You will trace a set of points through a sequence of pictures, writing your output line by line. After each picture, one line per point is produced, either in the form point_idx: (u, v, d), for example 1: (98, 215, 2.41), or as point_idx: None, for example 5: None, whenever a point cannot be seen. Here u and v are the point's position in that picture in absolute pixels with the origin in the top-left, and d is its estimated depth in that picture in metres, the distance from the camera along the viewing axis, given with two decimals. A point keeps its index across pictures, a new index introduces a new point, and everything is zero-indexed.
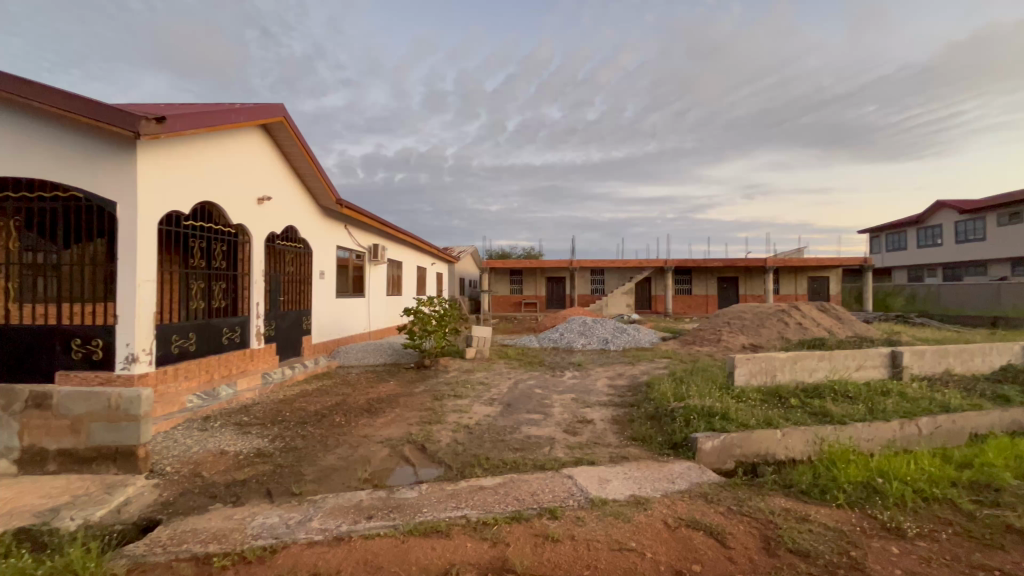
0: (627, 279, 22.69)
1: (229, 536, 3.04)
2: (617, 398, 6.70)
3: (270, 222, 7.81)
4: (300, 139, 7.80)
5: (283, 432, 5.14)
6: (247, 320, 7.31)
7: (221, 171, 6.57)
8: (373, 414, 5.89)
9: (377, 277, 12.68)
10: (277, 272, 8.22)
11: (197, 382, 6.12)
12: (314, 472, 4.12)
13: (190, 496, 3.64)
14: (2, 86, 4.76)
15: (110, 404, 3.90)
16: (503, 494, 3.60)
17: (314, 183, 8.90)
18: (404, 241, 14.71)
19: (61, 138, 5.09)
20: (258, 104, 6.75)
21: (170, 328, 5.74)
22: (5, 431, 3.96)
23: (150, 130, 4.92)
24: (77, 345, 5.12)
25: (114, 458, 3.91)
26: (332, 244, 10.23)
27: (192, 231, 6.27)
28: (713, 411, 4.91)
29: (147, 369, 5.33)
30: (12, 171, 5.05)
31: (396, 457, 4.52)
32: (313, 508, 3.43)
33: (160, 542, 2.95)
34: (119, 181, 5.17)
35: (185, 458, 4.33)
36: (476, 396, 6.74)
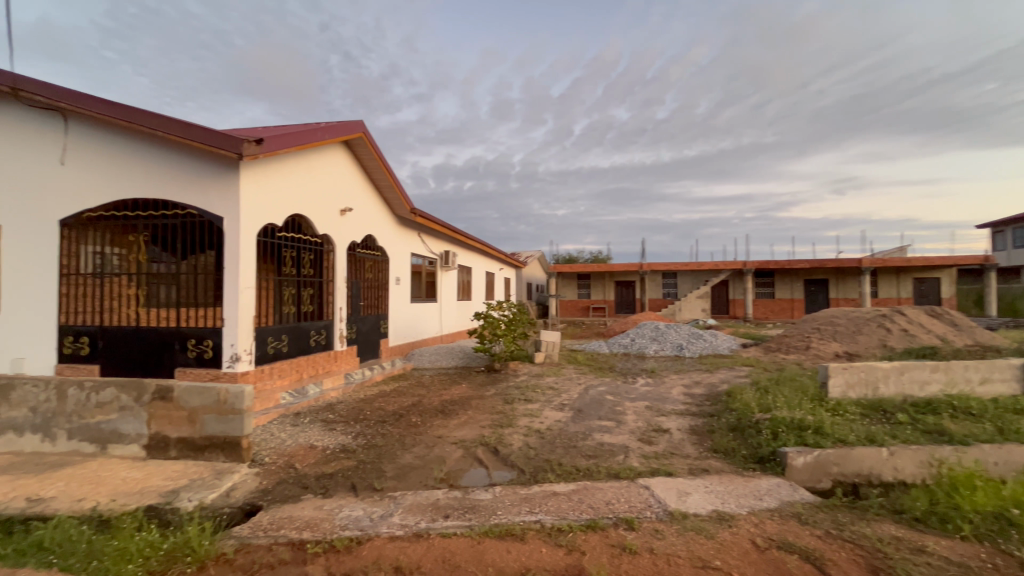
0: (702, 282, 21.62)
1: (320, 525, 3.26)
2: (694, 407, 6.37)
3: (352, 232, 8.33)
4: (378, 152, 8.24)
5: (364, 430, 5.44)
6: (331, 324, 7.82)
7: (310, 185, 7.11)
8: (447, 415, 6.07)
9: (448, 282, 13.11)
10: (358, 279, 8.73)
11: (289, 380, 6.64)
12: (393, 469, 4.32)
13: (285, 486, 3.95)
14: (135, 119, 5.50)
15: (220, 398, 4.32)
16: (577, 502, 3.54)
17: (391, 194, 9.38)
18: (473, 248, 15.09)
19: (180, 162, 5.81)
20: (341, 121, 7.23)
21: (267, 331, 6.29)
22: (136, 419, 4.43)
23: (250, 151, 5.45)
24: (192, 345, 5.81)
25: (222, 447, 4.35)
26: (407, 251, 10.71)
27: (285, 241, 6.84)
28: (804, 424, 4.53)
29: (247, 368, 5.88)
30: (145, 193, 5.89)
31: (470, 459, 4.60)
32: (394, 504, 3.59)
33: (261, 526, 3.23)
34: (225, 198, 5.75)
35: (280, 450, 4.72)
36: (546, 401, 6.72)
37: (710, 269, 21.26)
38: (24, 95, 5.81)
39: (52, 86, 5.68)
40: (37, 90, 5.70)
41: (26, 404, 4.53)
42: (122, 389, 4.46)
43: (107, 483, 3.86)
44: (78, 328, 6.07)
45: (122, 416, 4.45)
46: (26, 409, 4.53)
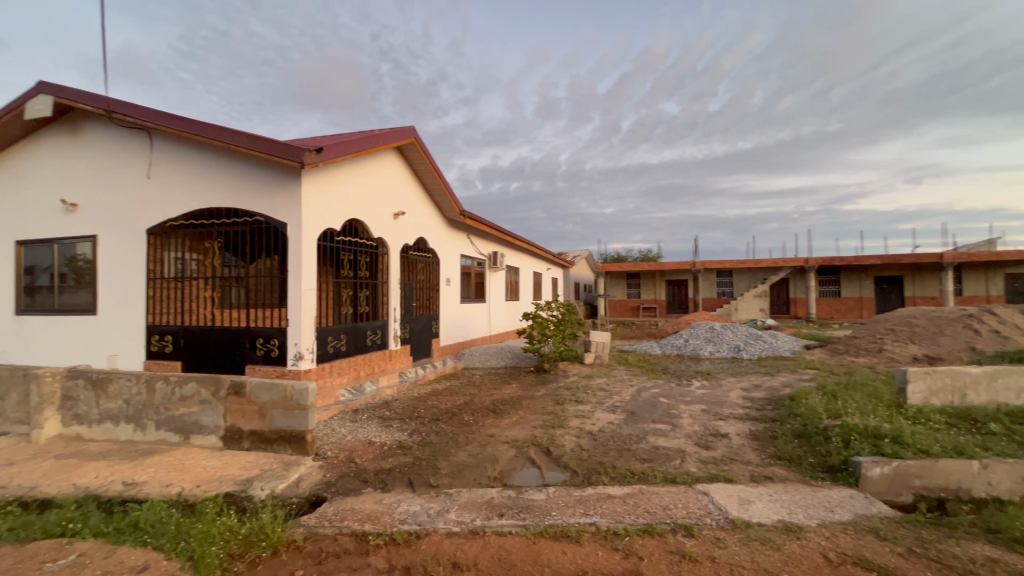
0: (760, 281, 20.61)
1: (381, 518, 3.38)
2: (755, 412, 6.08)
3: (404, 235, 8.58)
4: (428, 157, 8.44)
5: (419, 427, 5.60)
6: (386, 324, 8.10)
7: (366, 190, 7.40)
8: (498, 415, 6.13)
9: (496, 282, 13.23)
10: (411, 280, 8.99)
11: (348, 378, 6.93)
12: (448, 466, 4.42)
13: (347, 479, 4.14)
14: (210, 134, 5.93)
15: (286, 394, 4.59)
16: (633, 505, 3.48)
17: (441, 197, 9.58)
18: (521, 248, 15.15)
19: (250, 173, 6.23)
20: (394, 128, 7.46)
21: (327, 330, 6.61)
22: (214, 411, 4.78)
23: (311, 160, 5.74)
24: (261, 344, 6.21)
25: (289, 441, 4.61)
26: (457, 252, 10.92)
27: (344, 245, 7.15)
28: (880, 433, 4.23)
29: (310, 366, 6.20)
30: (219, 202, 6.36)
31: (523, 459, 4.63)
32: (450, 500, 3.67)
33: (327, 517, 3.40)
34: (289, 205, 6.10)
35: (342, 445, 4.95)
36: (597, 403, 6.63)
37: (768, 266, 20.24)
38: (116, 116, 6.42)
39: (140, 107, 6.24)
40: (127, 111, 6.28)
41: (121, 396, 4.99)
42: (202, 384, 4.82)
43: (190, 470, 4.20)
44: (162, 327, 6.62)
45: (202, 409, 4.82)
46: (120, 401, 4.99)
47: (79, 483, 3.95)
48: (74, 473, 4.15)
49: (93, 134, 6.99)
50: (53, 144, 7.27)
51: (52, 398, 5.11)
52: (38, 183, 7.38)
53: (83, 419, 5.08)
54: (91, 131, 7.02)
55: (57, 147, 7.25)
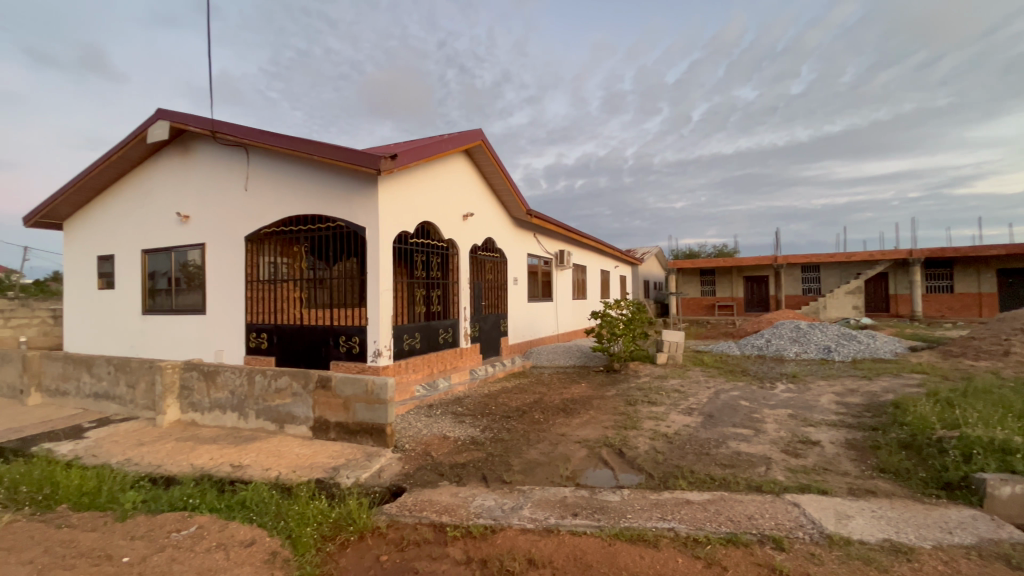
0: (853, 276, 18.83)
1: (457, 511, 3.49)
2: (851, 418, 5.56)
3: (473, 235, 8.77)
4: (496, 158, 8.57)
5: (491, 424, 5.70)
6: (457, 322, 8.32)
7: (436, 194, 7.65)
8: (568, 414, 6.09)
9: (563, 281, 13.15)
10: (480, 280, 9.17)
11: (422, 374, 7.21)
12: (520, 463, 4.46)
13: (424, 471, 4.31)
14: (297, 147, 6.42)
15: (368, 389, 4.86)
16: (714, 512, 3.31)
17: (508, 198, 9.68)
18: (587, 246, 14.94)
19: (333, 181, 6.67)
20: (462, 132, 7.66)
21: (403, 329, 6.93)
22: (304, 403, 5.17)
23: (387, 166, 6.03)
24: (343, 341, 6.65)
25: (370, 433, 4.88)
26: (524, 251, 10.99)
27: (417, 247, 7.44)
28: (1009, 447, 3.71)
29: (388, 362, 6.54)
30: (305, 210, 6.87)
31: (595, 459, 4.56)
32: (523, 497, 3.70)
33: (407, 507, 3.56)
34: (367, 210, 6.46)
35: (418, 438, 5.16)
36: (672, 404, 6.39)
37: (863, 260, 18.43)
38: (219, 136, 7.14)
39: (239, 126, 6.89)
40: (228, 131, 6.96)
41: (226, 387, 5.55)
42: (294, 377, 5.23)
43: (286, 457, 4.57)
44: (258, 325, 7.26)
45: (294, 400, 5.23)
46: (227, 391, 5.54)
47: (195, 463, 4.44)
48: (191, 455, 4.68)
49: (201, 153, 7.83)
50: (168, 163, 8.23)
51: (173, 387, 5.79)
52: (157, 199, 8.39)
53: (197, 407, 5.71)
54: (199, 151, 7.87)
55: (172, 166, 8.19)
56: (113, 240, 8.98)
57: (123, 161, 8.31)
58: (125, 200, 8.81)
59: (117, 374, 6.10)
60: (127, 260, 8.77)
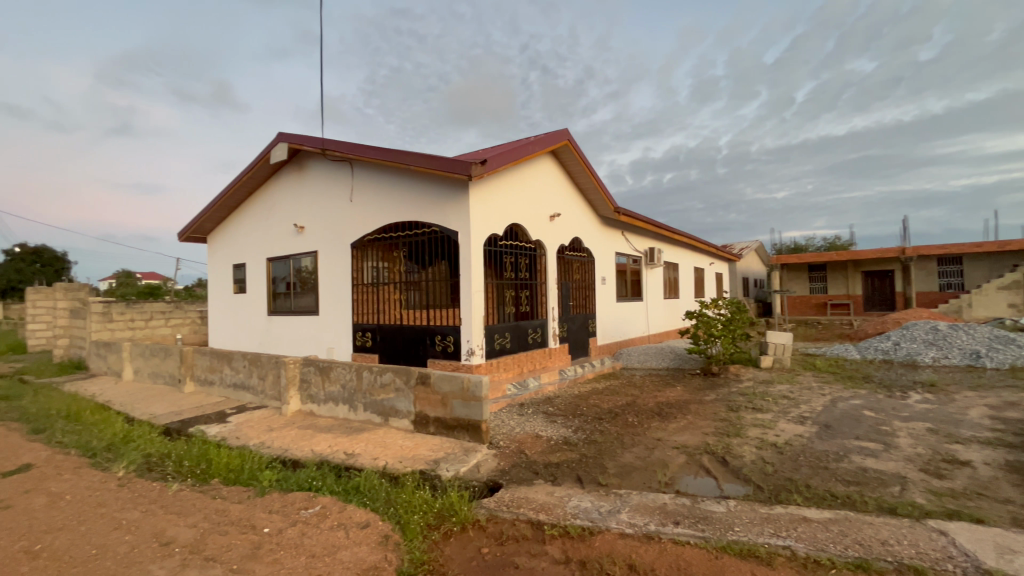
0: (1007, 269, 16.18)
1: (554, 510, 3.51)
2: (1012, 436, 4.72)
3: (560, 236, 8.77)
4: (583, 157, 8.49)
5: (583, 425, 5.66)
6: (545, 322, 8.37)
7: (524, 196, 7.77)
8: (664, 418, 5.85)
9: (654, 280, 12.67)
10: (568, 280, 9.14)
11: (513, 373, 7.35)
12: (615, 466, 4.38)
13: (519, 469, 4.39)
14: (395, 158, 6.86)
15: (464, 386, 5.07)
16: (838, 534, 2.99)
17: (595, 197, 9.55)
18: (679, 242, 14.23)
19: (429, 189, 7.05)
20: (549, 133, 7.69)
21: (494, 329, 7.13)
22: (406, 398, 5.51)
23: (477, 172, 6.25)
24: (439, 340, 7.01)
25: (467, 429, 5.07)
26: (612, 250, 10.76)
27: (506, 249, 7.61)
28: None
29: (480, 361, 6.76)
30: (403, 217, 7.33)
31: (695, 466, 4.34)
32: (620, 501, 3.63)
33: (505, 502, 3.65)
34: (459, 214, 6.73)
35: (512, 436, 5.28)
36: (781, 412, 5.87)
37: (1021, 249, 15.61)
38: (329, 153, 7.85)
39: (345, 143, 7.53)
40: (336, 148, 7.64)
41: (339, 381, 6.09)
42: (397, 373, 5.60)
43: (391, 448, 4.92)
44: (363, 325, 7.89)
45: (397, 395, 5.59)
46: (339, 385, 6.07)
47: (316, 449, 4.94)
48: (311, 441, 5.21)
49: (314, 170, 8.68)
50: (287, 181, 9.22)
51: (295, 380, 6.48)
52: (278, 213, 9.44)
53: (314, 399, 6.33)
54: (312, 168, 8.73)
55: (290, 183, 9.17)
56: (244, 249, 10.26)
57: (251, 181, 9.47)
58: (253, 215, 10.03)
59: (250, 367, 6.97)
60: (256, 267, 9.97)
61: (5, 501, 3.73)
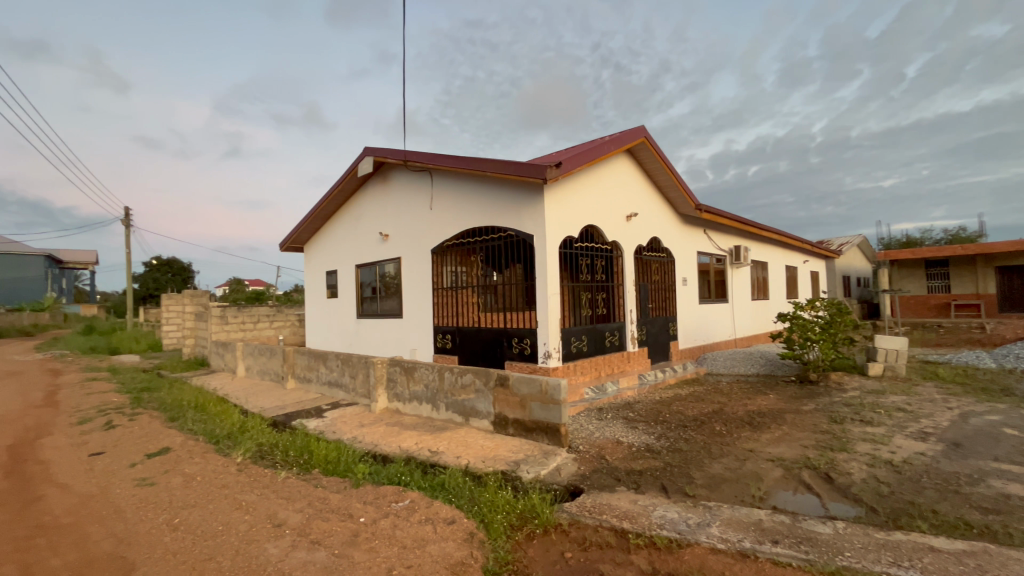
0: None
1: (639, 519, 3.41)
2: None
3: (638, 236, 8.52)
4: (660, 154, 8.19)
5: (667, 432, 5.45)
6: (623, 325, 8.17)
7: (600, 197, 7.65)
8: (756, 428, 5.46)
9: (740, 280, 11.90)
10: (646, 281, 8.84)
11: (591, 377, 7.25)
12: (703, 477, 4.16)
13: (600, 475, 4.32)
14: (473, 166, 7.06)
15: (542, 389, 5.08)
16: (975, 569, 2.62)
17: (674, 194, 9.18)
18: (768, 239, 13.23)
19: (505, 194, 7.19)
20: (625, 132, 7.51)
21: (571, 332, 7.09)
22: (485, 399, 5.63)
23: (552, 175, 6.26)
24: (516, 343, 7.10)
25: (546, 432, 5.08)
26: (694, 250, 10.26)
27: (582, 250, 7.53)
28: None
29: (557, 364, 6.75)
30: (480, 222, 7.52)
31: (793, 481, 4.00)
32: (710, 514, 3.44)
33: (587, 508, 3.61)
34: (535, 218, 6.78)
35: (592, 441, 5.21)
36: (896, 426, 5.24)
37: None
38: (410, 164, 8.26)
39: (425, 154, 7.88)
40: (417, 159, 8.02)
41: (422, 381, 6.37)
42: (477, 375, 5.74)
43: (473, 447, 5.05)
44: (443, 328, 8.19)
45: (477, 396, 5.73)
46: (423, 385, 6.35)
47: (403, 446, 5.20)
48: (399, 438, 5.50)
49: (397, 180, 9.18)
50: (373, 192, 9.84)
51: (382, 379, 6.87)
52: (365, 222, 10.09)
53: (400, 397, 6.68)
54: (395, 178, 9.24)
55: (375, 194, 9.77)
56: (336, 257, 11.09)
57: (341, 194, 10.23)
58: (343, 225, 10.82)
59: (343, 367, 7.51)
60: (346, 273, 10.73)
61: (151, 478, 4.34)
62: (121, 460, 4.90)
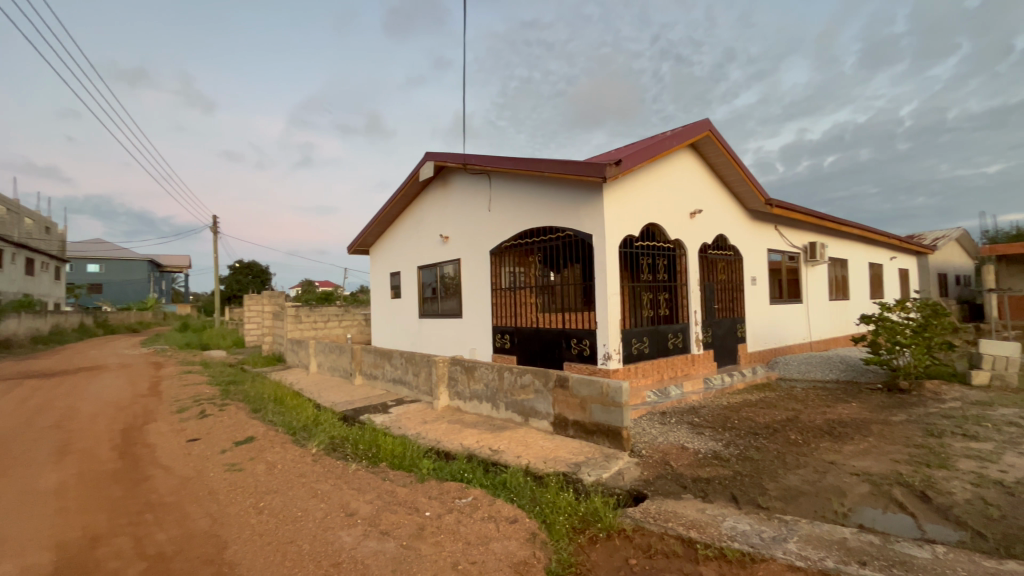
0: None
1: (707, 529, 3.27)
2: None
3: (702, 234, 8.17)
4: (727, 148, 7.81)
5: (735, 440, 5.18)
6: (687, 327, 7.86)
7: (662, 194, 7.43)
8: (837, 439, 5.07)
9: (816, 279, 11.09)
10: (712, 281, 8.46)
11: (652, 380, 7.04)
12: (777, 488, 3.92)
13: (665, 481, 4.18)
14: (531, 166, 7.09)
15: (603, 391, 5.00)
16: None
17: (742, 189, 8.72)
18: (849, 234, 12.23)
19: (563, 194, 7.16)
20: (688, 126, 7.24)
21: (631, 333, 6.93)
22: (545, 400, 5.63)
23: (612, 173, 6.14)
24: (575, 343, 7.05)
25: (607, 435, 5.00)
26: (764, 247, 9.69)
27: (643, 250, 7.33)
28: None
29: (617, 366, 6.62)
30: (539, 222, 7.53)
31: (882, 498, 3.67)
32: (787, 529, 3.23)
33: (651, 514, 3.51)
34: (594, 217, 6.70)
35: (655, 445, 5.06)
36: (1007, 443, 4.66)
37: None
38: (470, 167, 8.44)
39: (484, 156, 8.01)
40: (476, 162, 8.17)
41: (482, 380, 6.48)
42: (537, 376, 5.76)
43: (533, 447, 5.06)
44: (502, 328, 8.27)
45: (537, 397, 5.74)
46: (483, 384, 6.46)
47: (465, 443, 5.31)
48: (460, 436, 5.62)
49: (457, 183, 9.40)
50: (434, 196, 10.13)
51: (444, 377, 7.06)
52: (427, 225, 10.41)
53: (461, 396, 6.82)
54: (455, 181, 9.47)
55: (436, 197, 10.05)
56: (399, 259, 11.54)
57: (404, 198, 10.63)
58: (406, 228, 11.23)
59: (406, 365, 7.79)
60: (409, 275, 11.13)
61: (238, 464, 4.74)
62: (213, 446, 5.38)
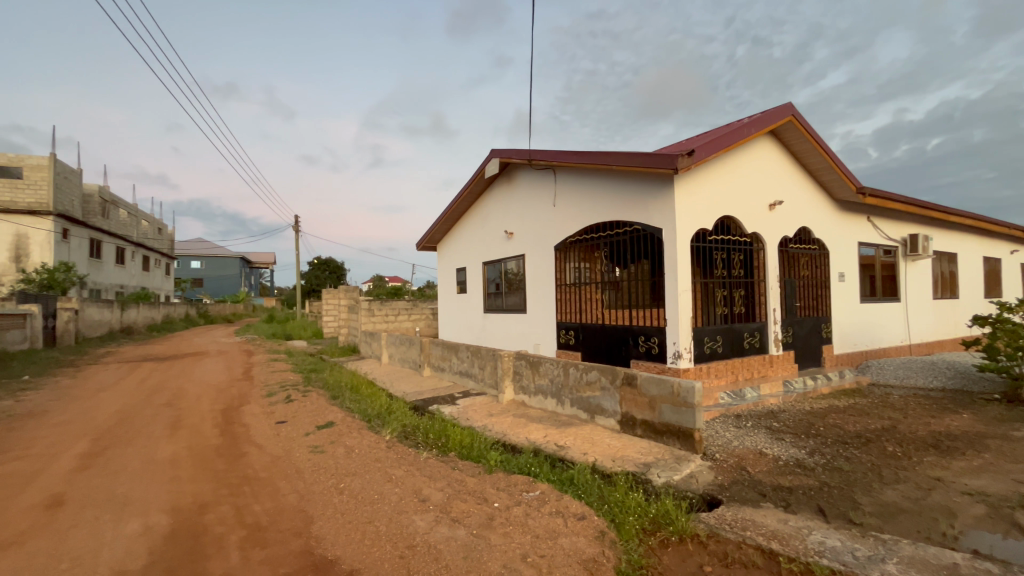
0: None
1: (790, 541, 3.07)
2: None
3: (783, 226, 7.63)
4: (812, 134, 7.22)
5: (821, 448, 4.80)
6: (765, 326, 7.38)
7: (738, 185, 7.01)
8: (944, 453, 4.54)
9: (917, 275, 9.99)
10: (793, 277, 7.89)
11: (726, 381, 6.68)
12: (872, 503, 3.59)
13: (741, 487, 3.96)
14: (598, 160, 6.96)
15: (674, 390, 4.83)
16: None
17: (829, 177, 8.03)
18: (958, 225, 10.88)
19: (632, 187, 6.97)
20: (768, 111, 6.77)
21: (703, 331, 6.62)
22: (611, 398, 5.52)
23: (684, 163, 5.89)
24: (642, 341, 6.86)
25: (678, 436, 4.82)
26: (855, 241, 8.88)
27: (716, 244, 6.97)
28: None
29: (688, 365, 6.36)
30: (606, 217, 7.40)
31: (1001, 522, 3.25)
32: (885, 548, 2.95)
33: (727, 521, 3.34)
34: (664, 211, 6.46)
35: (730, 450, 4.81)
36: None
37: None
38: (535, 162, 8.45)
39: (550, 151, 7.98)
40: (542, 157, 8.16)
41: (548, 375, 6.48)
42: (604, 373, 5.67)
43: (600, 445, 5.00)
44: (567, 324, 8.22)
45: (603, 394, 5.64)
46: (548, 379, 6.46)
47: (531, 437, 5.35)
48: (525, 429, 5.67)
49: (522, 179, 9.45)
50: (499, 192, 10.26)
51: (509, 371, 7.14)
52: (492, 221, 10.57)
53: (526, 390, 6.87)
54: (520, 177, 9.52)
55: (501, 194, 10.17)
56: (465, 255, 11.81)
57: (470, 195, 10.85)
58: (471, 225, 11.47)
59: (473, 358, 7.98)
60: (474, 270, 11.37)
61: (321, 446, 5.08)
62: (299, 429, 5.82)
